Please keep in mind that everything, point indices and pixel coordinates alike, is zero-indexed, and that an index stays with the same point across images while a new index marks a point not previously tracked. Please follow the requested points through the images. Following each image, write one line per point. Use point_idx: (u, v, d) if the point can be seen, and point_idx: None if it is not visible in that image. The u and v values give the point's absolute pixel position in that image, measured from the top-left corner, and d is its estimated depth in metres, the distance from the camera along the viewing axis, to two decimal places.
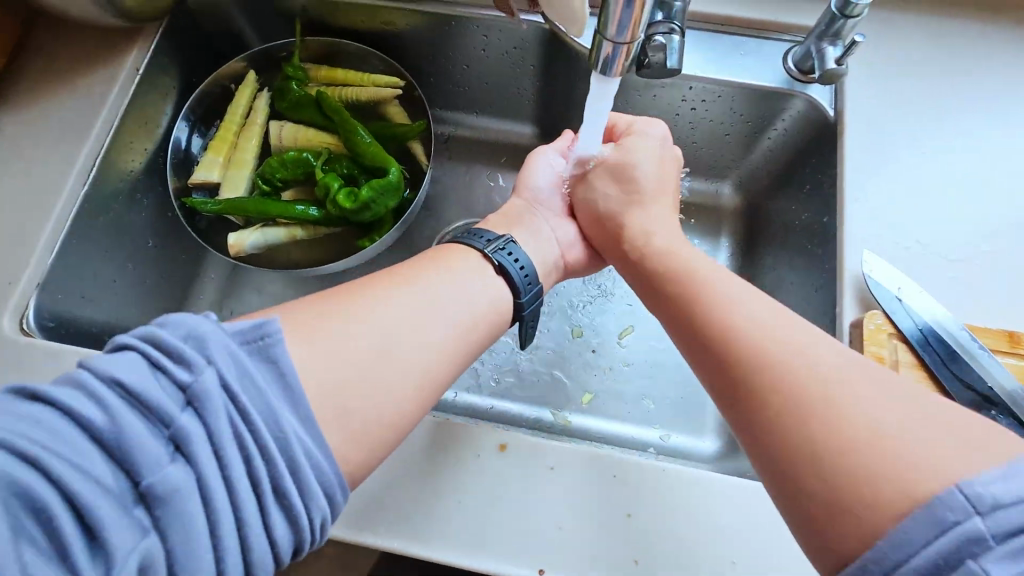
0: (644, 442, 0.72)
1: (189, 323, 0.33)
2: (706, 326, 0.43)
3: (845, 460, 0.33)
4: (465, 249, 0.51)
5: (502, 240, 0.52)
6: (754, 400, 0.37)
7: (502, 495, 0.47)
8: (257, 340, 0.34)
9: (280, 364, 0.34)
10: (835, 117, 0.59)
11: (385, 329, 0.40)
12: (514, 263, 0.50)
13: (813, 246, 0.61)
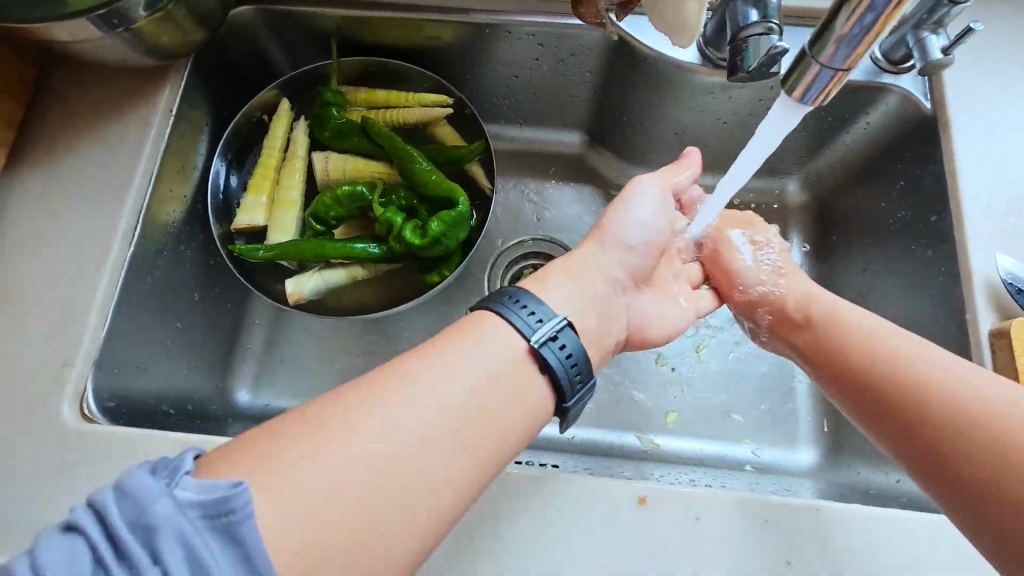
0: (739, 460, 0.68)
1: (141, 495, 0.28)
2: (836, 348, 0.50)
3: (978, 443, 0.38)
4: (503, 326, 0.42)
5: (556, 321, 0.42)
6: (878, 399, 0.45)
7: (649, 554, 0.43)
8: (220, 516, 0.28)
9: (247, 544, 0.28)
10: (933, 111, 0.57)
11: (368, 453, 0.33)
12: (563, 355, 0.41)
13: (917, 246, 0.58)
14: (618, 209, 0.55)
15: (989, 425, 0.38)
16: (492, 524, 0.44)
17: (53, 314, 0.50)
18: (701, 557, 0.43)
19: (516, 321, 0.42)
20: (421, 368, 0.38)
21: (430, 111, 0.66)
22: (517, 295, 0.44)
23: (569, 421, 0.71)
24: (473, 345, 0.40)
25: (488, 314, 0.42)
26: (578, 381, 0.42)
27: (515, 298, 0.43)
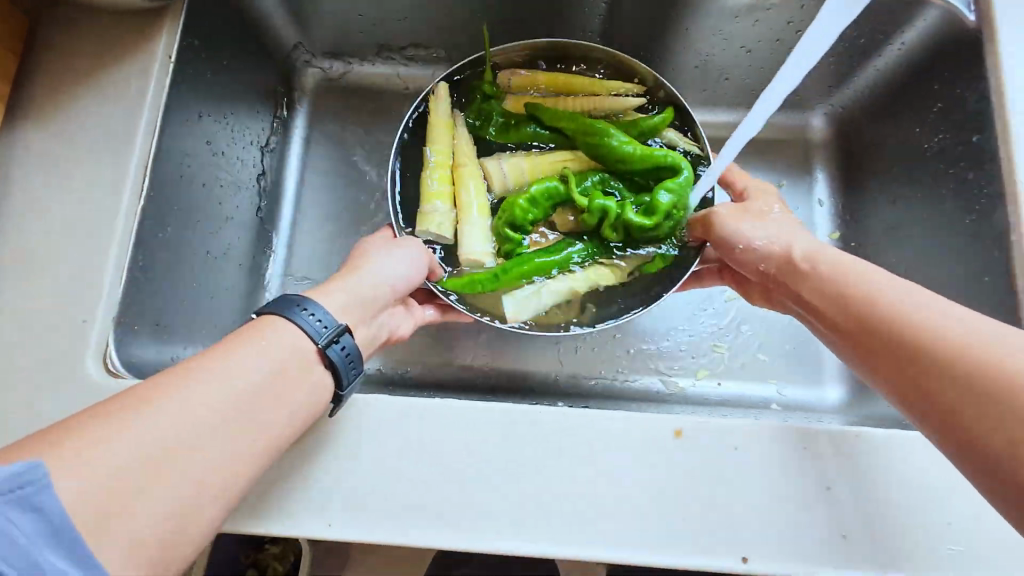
0: (765, 399, 0.68)
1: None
2: (835, 295, 0.44)
3: (962, 388, 0.34)
4: (289, 328, 0.40)
5: (338, 327, 0.42)
6: (873, 337, 0.40)
7: (685, 485, 0.43)
8: (13, 491, 0.29)
9: (45, 511, 0.29)
10: (978, 22, 0.52)
11: (144, 441, 0.32)
12: (340, 353, 0.42)
13: (957, 171, 0.55)
14: (375, 258, 0.51)
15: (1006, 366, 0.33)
16: (524, 458, 0.44)
17: (70, 271, 0.49)
18: (738, 483, 0.43)
19: (302, 325, 0.41)
20: (269, 342, 0.39)
21: (620, 98, 0.62)
22: (306, 302, 0.42)
23: (586, 369, 0.70)
24: (283, 342, 0.40)
25: (274, 318, 0.41)
26: (354, 369, 0.43)
27: (303, 305, 0.41)
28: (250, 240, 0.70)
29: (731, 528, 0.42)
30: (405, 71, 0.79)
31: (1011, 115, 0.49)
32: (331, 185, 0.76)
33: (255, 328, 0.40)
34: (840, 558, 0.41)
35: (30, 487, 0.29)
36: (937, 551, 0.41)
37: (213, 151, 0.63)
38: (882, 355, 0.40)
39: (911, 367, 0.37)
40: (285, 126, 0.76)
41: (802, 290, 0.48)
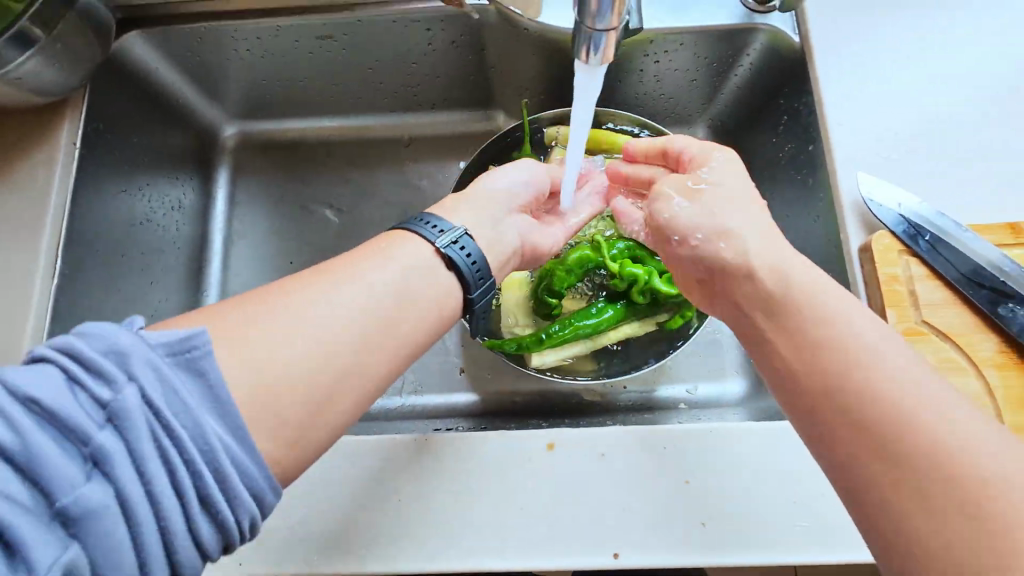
0: (675, 400, 0.73)
1: (108, 335, 0.30)
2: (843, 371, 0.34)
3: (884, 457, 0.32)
4: (413, 238, 0.42)
5: (456, 231, 0.44)
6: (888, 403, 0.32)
7: (560, 493, 0.47)
8: (186, 352, 0.31)
9: (209, 376, 0.31)
10: (801, 45, 0.59)
11: (290, 329, 0.34)
12: (463, 255, 0.43)
13: (801, 177, 0.60)
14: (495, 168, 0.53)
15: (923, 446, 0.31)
16: (416, 484, 0.48)
17: None
18: (606, 487, 0.47)
19: (422, 234, 0.43)
20: (399, 249, 0.41)
21: None
22: (427, 217, 0.44)
23: (506, 389, 0.74)
24: (402, 249, 0.41)
25: (401, 231, 0.43)
26: (481, 278, 0.44)
27: (423, 218, 0.44)
28: (179, 298, 0.74)
29: (600, 530, 0.46)
30: (319, 125, 0.83)
31: (832, 126, 0.55)
32: (257, 238, 0.81)
33: (383, 240, 0.42)
34: (699, 547, 0.45)
35: (197, 351, 0.31)
36: (785, 532, 0.45)
37: (129, 222, 0.68)
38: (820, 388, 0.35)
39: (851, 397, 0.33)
40: (208, 188, 0.80)
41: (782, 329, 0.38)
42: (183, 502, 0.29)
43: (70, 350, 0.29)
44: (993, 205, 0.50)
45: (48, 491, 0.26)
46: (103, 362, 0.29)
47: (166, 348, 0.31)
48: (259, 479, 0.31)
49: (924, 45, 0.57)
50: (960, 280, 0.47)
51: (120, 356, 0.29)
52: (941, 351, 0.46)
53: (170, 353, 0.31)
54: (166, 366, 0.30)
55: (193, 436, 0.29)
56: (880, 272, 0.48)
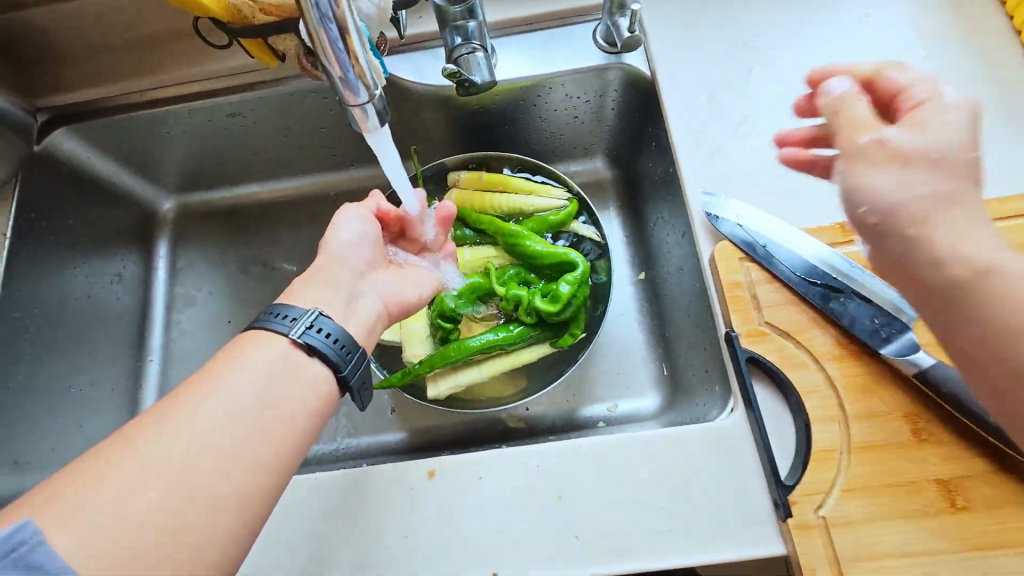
0: (594, 418, 0.75)
1: None
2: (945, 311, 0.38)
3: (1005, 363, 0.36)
4: (268, 336, 0.45)
5: (308, 315, 0.46)
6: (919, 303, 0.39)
7: (441, 518, 0.50)
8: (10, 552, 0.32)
9: (45, 567, 0.32)
10: (651, 76, 0.64)
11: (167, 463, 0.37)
12: (324, 339, 0.46)
13: (671, 194, 0.67)
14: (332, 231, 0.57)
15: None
16: (307, 523, 0.50)
17: None
18: (484, 508, 0.49)
19: (277, 329, 0.46)
20: (254, 354, 0.44)
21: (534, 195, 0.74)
22: (279, 309, 0.47)
23: (436, 420, 0.77)
24: (257, 354, 0.44)
25: (256, 331, 0.45)
26: (346, 352, 0.47)
27: (276, 311, 0.46)
28: (120, 365, 0.79)
29: (479, 553, 0.48)
30: (252, 189, 0.90)
31: (682, 149, 0.59)
32: (197, 301, 0.86)
33: (239, 344, 0.45)
34: (571, 559, 0.47)
35: (24, 547, 0.32)
36: (654, 536, 0.47)
37: (64, 300, 0.73)
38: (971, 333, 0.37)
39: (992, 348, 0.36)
40: (150, 259, 0.86)
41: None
42: None
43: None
44: (825, 209, 0.54)
45: None
46: None
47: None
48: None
49: (767, 65, 0.62)
50: (797, 280, 0.49)
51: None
52: (780, 348, 0.48)
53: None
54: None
55: None
56: (722, 279, 0.51)
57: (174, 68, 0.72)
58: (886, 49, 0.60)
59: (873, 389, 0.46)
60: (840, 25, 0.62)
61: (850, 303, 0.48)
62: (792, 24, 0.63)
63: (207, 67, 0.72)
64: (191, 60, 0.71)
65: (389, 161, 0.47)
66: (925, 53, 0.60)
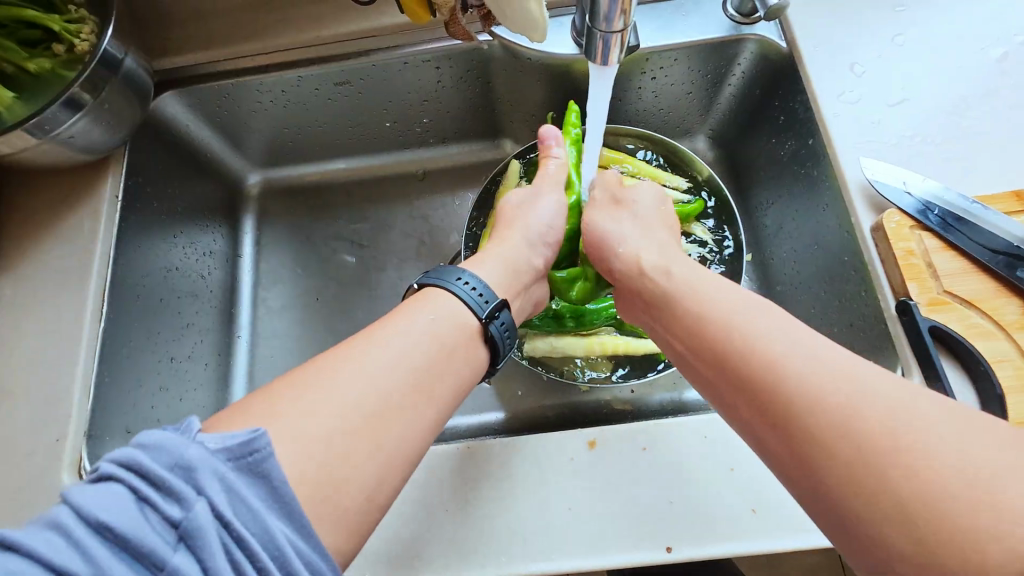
0: (705, 400, 0.71)
1: (174, 448, 0.30)
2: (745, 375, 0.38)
3: (812, 435, 0.34)
4: (454, 302, 0.45)
5: (496, 300, 0.46)
6: (721, 373, 0.39)
7: (605, 489, 0.47)
8: (245, 456, 0.31)
9: (271, 477, 0.31)
10: (789, 48, 0.62)
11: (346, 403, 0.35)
12: (499, 327, 0.46)
13: (805, 170, 0.62)
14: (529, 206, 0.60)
15: (905, 449, 0.31)
16: (460, 494, 0.48)
17: (42, 397, 0.56)
18: (650, 479, 0.47)
19: (458, 294, 0.45)
20: (434, 318, 0.43)
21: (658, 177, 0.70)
22: (462, 275, 0.47)
23: (538, 401, 0.73)
24: (439, 318, 0.43)
25: (441, 291, 0.45)
26: (508, 340, 0.47)
27: (461, 278, 0.46)
28: (212, 339, 0.76)
29: (650, 527, 0.46)
30: (333, 166, 0.86)
31: (830, 119, 0.58)
32: (285, 277, 0.83)
33: (420, 298, 0.45)
34: (750, 534, 0.45)
35: (258, 454, 0.31)
36: None
37: (165, 268, 0.71)
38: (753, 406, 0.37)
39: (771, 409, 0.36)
40: (237, 234, 0.83)
41: (654, 312, 0.48)
42: None
43: (138, 464, 0.29)
44: (991, 181, 0.53)
45: None
46: (170, 478, 0.29)
47: (228, 454, 0.31)
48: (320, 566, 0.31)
49: (910, 37, 0.60)
50: (978, 249, 0.48)
51: (187, 470, 0.29)
52: (965, 318, 0.47)
53: (232, 458, 0.31)
54: (230, 474, 0.30)
55: (261, 541, 0.29)
56: (895, 248, 0.50)
57: (287, 35, 0.71)
58: None
59: None
60: None
61: None
62: None
63: (323, 33, 0.70)
64: (305, 27, 0.70)
65: (595, 103, 0.48)
66: None
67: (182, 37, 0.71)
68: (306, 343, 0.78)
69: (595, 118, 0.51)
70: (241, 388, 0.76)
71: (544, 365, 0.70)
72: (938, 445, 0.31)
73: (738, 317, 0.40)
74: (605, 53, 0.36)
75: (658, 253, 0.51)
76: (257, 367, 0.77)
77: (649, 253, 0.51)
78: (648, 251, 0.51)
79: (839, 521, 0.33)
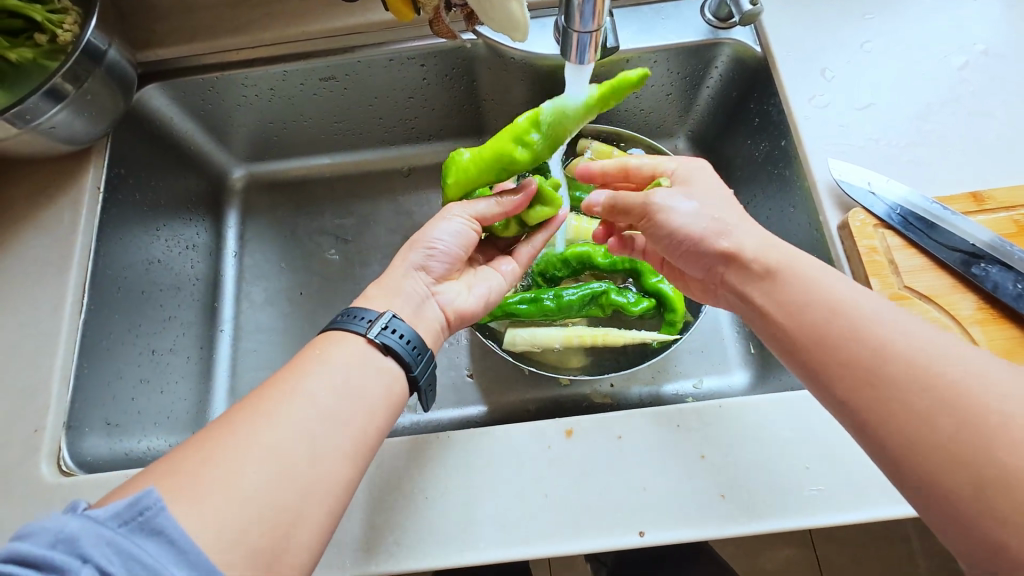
0: (681, 393, 0.73)
1: (54, 527, 0.30)
2: (865, 364, 0.36)
3: (924, 412, 0.34)
4: (346, 335, 0.45)
5: (384, 316, 0.47)
6: (824, 350, 0.39)
7: (581, 476, 0.49)
8: (134, 518, 0.31)
9: (166, 531, 0.32)
10: (763, 53, 0.65)
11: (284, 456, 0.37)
12: (399, 340, 0.46)
13: (778, 170, 0.64)
14: (428, 226, 0.57)
15: (1009, 427, 0.32)
16: (439, 483, 0.50)
17: (20, 387, 0.56)
18: (625, 466, 0.49)
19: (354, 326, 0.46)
20: (334, 353, 0.44)
21: None
22: (357, 311, 0.48)
23: (520, 395, 0.74)
24: (338, 351, 0.44)
25: (333, 331, 0.46)
26: (419, 355, 0.47)
27: (353, 313, 0.47)
28: (195, 333, 0.76)
29: (623, 512, 0.47)
30: (319, 162, 0.87)
31: (800, 122, 0.60)
32: (268, 272, 0.83)
33: (320, 342, 0.45)
34: (719, 519, 0.46)
35: (148, 512, 0.32)
36: (803, 496, 0.46)
37: (148, 260, 0.71)
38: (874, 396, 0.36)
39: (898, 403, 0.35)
40: (220, 227, 0.83)
41: (755, 286, 0.44)
42: None
43: (15, 552, 0.29)
44: (950, 183, 0.55)
45: None
46: (50, 556, 0.29)
47: (117, 518, 0.31)
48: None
49: (875, 45, 0.63)
50: (937, 248, 0.51)
51: (70, 543, 0.30)
52: (923, 312, 0.50)
53: (121, 522, 0.31)
54: (121, 537, 0.31)
55: None
56: (860, 245, 0.52)
57: (272, 29, 0.71)
58: (994, 31, 0.62)
59: (1017, 350, 0.48)
60: (947, 8, 0.64)
61: (992, 269, 0.49)
62: (897, 5, 0.65)
63: (307, 28, 0.71)
64: (290, 21, 0.71)
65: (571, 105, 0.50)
66: None
67: (166, 30, 0.72)
68: (289, 337, 0.79)
69: (572, 115, 0.52)
70: (222, 382, 0.76)
71: (521, 357, 0.71)
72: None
73: (848, 297, 0.39)
74: (582, 53, 0.38)
75: (756, 236, 0.46)
76: (239, 361, 0.77)
77: (737, 233, 0.46)
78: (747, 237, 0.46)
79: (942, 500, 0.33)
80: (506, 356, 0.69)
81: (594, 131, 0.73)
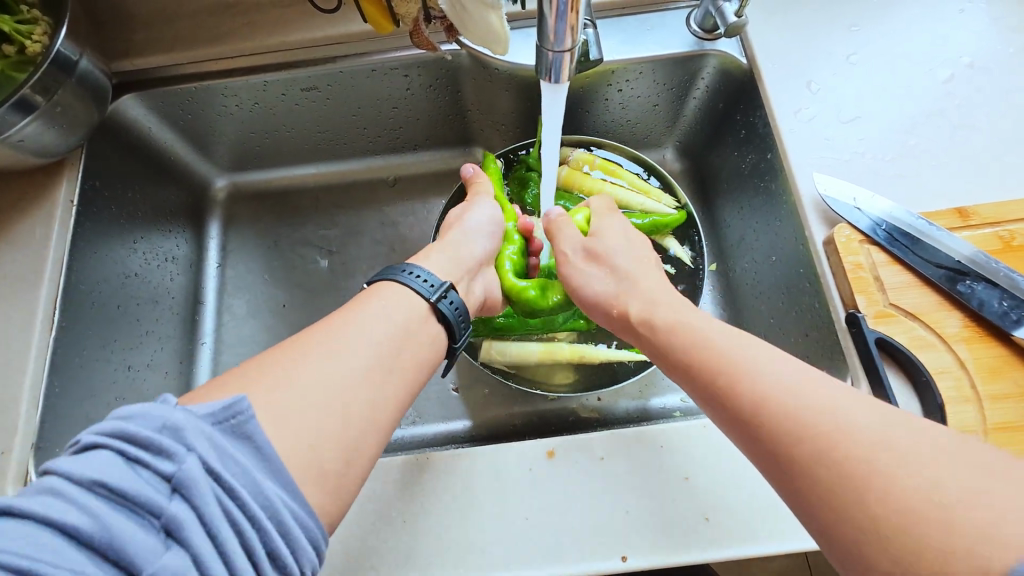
0: (669, 408, 0.72)
1: (161, 414, 0.30)
2: (744, 410, 0.36)
3: (808, 463, 0.32)
4: (403, 291, 0.46)
5: (444, 285, 0.48)
6: (714, 400, 0.39)
7: (564, 498, 0.48)
8: (229, 420, 0.32)
9: (255, 438, 0.32)
10: (749, 65, 0.64)
11: None
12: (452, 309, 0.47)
13: (765, 183, 0.64)
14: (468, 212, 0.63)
15: (880, 473, 0.30)
16: (419, 505, 0.48)
17: None
18: (610, 490, 0.48)
19: (409, 285, 0.46)
20: (391, 302, 0.44)
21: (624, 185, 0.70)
22: (414, 268, 0.48)
23: (507, 408, 0.73)
24: (393, 302, 0.44)
25: (391, 283, 0.46)
26: (463, 322, 0.49)
27: (413, 271, 0.47)
28: (174, 346, 0.74)
29: (605, 536, 0.46)
30: (301, 172, 0.85)
31: (786, 135, 0.59)
32: (251, 284, 0.81)
33: (371, 292, 0.45)
34: (704, 543, 0.45)
35: (240, 417, 0.32)
36: (790, 518, 0.45)
37: (124, 274, 0.69)
38: (758, 441, 0.35)
39: (778, 443, 0.34)
40: (201, 239, 0.81)
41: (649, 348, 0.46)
42: (254, 560, 0.29)
43: (123, 433, 0.29)
44: (936, 198, 0.55)
45: (130, 563, 0.26)
46: (160, 439, 0.29)
47: (212, 418, 0.31)
48: (311, 526, 0.33)
49: (861, 58, 0.62)
50: (923, 264, 0.50)
51: (176, 431, 0.30)
52: (909, 330, 0.49)
53: (217, 421, 0.31)
54: (217, 435, 0.31)
55: (252, 493, 0.30)
56: (845, 262, 0.52)
57: (252, 39, 0.70)
58: (978, 43, 0.62)
59: (1003, 370, 0.47)
60: (933, 20, 0.63)
61: (978, 286, 0.49)
62: (884, 17, 0.64)
63: (288, 38, 0.70)
64: (270, 31, 0.70)
65: (549, 124, 0.50)
66: (1017, 49, 0.61)
67: (145, 39, 0.70)
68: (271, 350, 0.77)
69: (555, 129, 0.51)
70: None
71: (503, 372, 0.70)
72: (904, 459, 0.30)
73: (733, 351, 0.39)
74: (559, 70, 0.37)
75: (643, 296, 0.49)
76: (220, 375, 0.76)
77: (628, 293, 0.50)
78: (634, 295, 0.49)
79: (845, 554, 0.31)
80: (485, 369, 0.68)
81: (579, 139, 0.72)
